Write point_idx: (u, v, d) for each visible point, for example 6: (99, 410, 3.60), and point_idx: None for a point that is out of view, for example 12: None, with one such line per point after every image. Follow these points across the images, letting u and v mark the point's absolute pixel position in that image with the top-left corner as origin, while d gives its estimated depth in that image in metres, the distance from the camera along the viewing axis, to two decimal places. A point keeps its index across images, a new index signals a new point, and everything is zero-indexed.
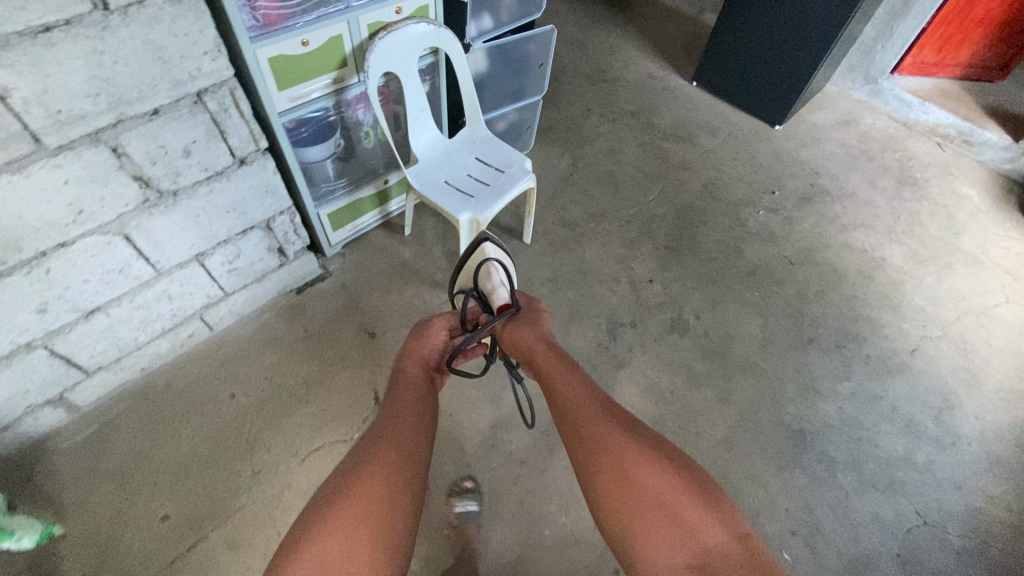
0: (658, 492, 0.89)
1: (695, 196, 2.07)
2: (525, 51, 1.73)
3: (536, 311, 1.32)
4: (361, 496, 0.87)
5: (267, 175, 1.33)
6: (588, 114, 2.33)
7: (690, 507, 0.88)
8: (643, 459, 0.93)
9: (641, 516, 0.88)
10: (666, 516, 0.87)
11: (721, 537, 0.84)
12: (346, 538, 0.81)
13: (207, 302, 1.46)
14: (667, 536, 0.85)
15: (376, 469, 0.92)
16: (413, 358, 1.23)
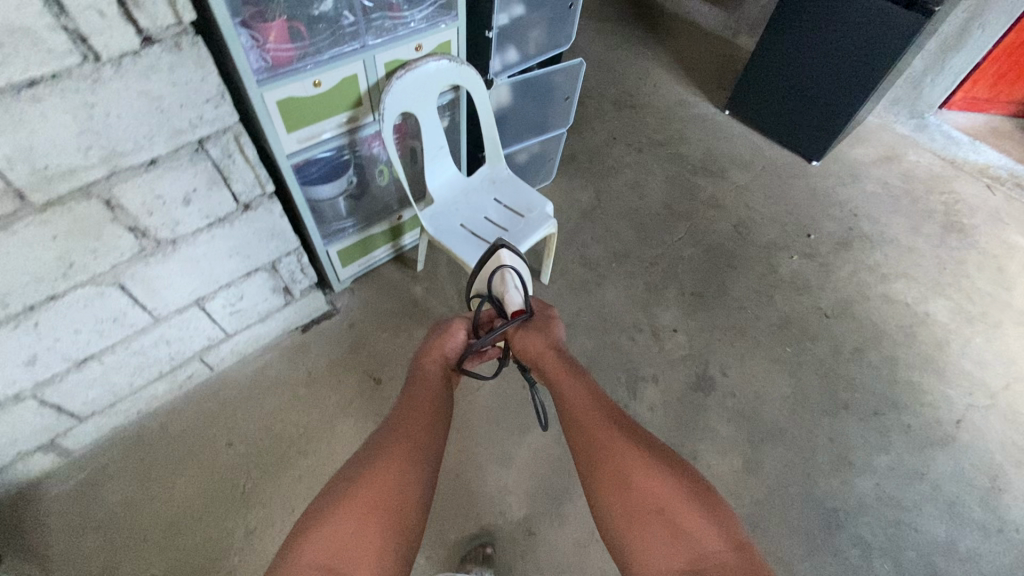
0: (656, 498, 0.86)
1: (725, 236, 1.96)
2: (551, 84, 1.64)
3: (550, 317, 1.26)
4: (370, 487, 0.89)
5: (273, 219, 1.25)
6: (613, 143, 2.23)
7: (688, 514, 0.84)
8: (641, 463, 0.91)
9: (638, 523, 0.85)
10: (664, 522, 0.84)
11: (720, 545, 0.80)
12: (355, 527, 0.84)
13: (207, 344, 1.40)
14: (663, 541, 0.82)
15: (387, 464, 0.94)
16: (429, 362, 1.20)
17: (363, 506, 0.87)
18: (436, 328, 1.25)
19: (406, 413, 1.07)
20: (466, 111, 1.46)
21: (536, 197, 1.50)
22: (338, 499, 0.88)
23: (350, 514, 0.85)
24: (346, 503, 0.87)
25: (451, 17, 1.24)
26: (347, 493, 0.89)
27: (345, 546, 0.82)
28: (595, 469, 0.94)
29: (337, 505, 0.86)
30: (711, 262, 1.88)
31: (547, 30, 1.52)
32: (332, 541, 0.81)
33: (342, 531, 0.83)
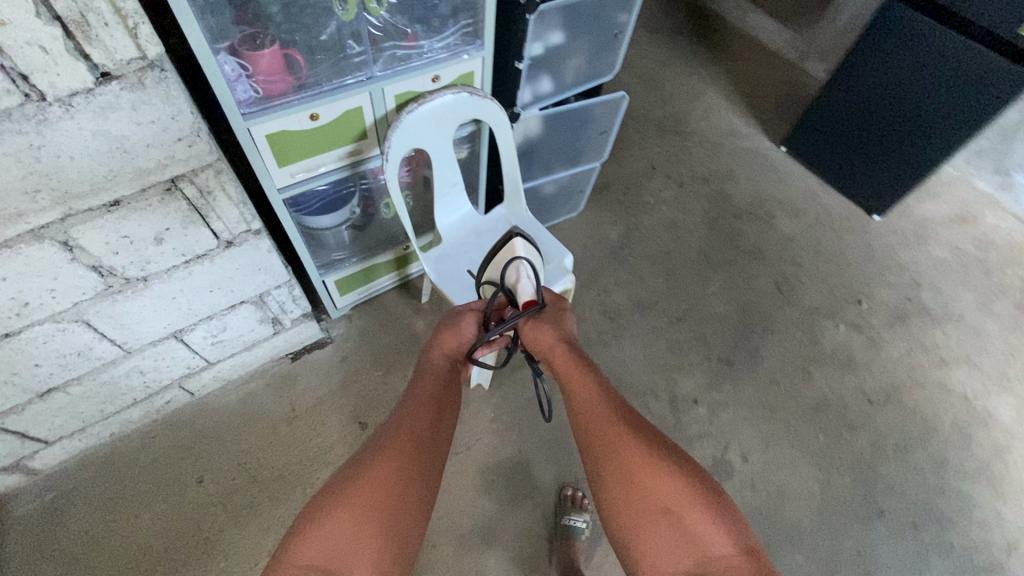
0: (663, 497, 0.82)
1: (765, 295, 1.76)
2: (588, 116, 1.46)
3: (560, 307, 1.18)
4: (368, 486, 0.84)
5: (261, 254, 1.14)
6: (653, 174, 2.03)
7: (700, 517, 0.79)
8: (652, 465, 0.86)
9: (647, 524, 0.81)
10: (674, 526, 0.79)
11: (730, 551, 0.75)
12: (352, 527, 0.79)
13: (187, 371, 1.31)
14: (672, 547, 0.78)
15: (387, 461, 0.89)
16: (439, 357, 1.13)
17: (361, 505, 0.82)
18: (447, 319, 1.17)
19: (412, 406, 1.02)
20: (487, 145, 1.31)
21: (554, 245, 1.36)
22: (335, 497, 0.82)
23: (348, 512, 0.80)
24: (342, 502, 0.82)
25: (477, 46, 1.08)
26: (343, 491, 0.84)
27: (341, 549, 0.76)
28: (604, 466, 0.90)
29: (334, 503, 0.81)
30: (746, 324, 1.69)
31: (589, 58, 1.34)
32: (327, 543, 0.76)
33: (338, 532, 0.78)
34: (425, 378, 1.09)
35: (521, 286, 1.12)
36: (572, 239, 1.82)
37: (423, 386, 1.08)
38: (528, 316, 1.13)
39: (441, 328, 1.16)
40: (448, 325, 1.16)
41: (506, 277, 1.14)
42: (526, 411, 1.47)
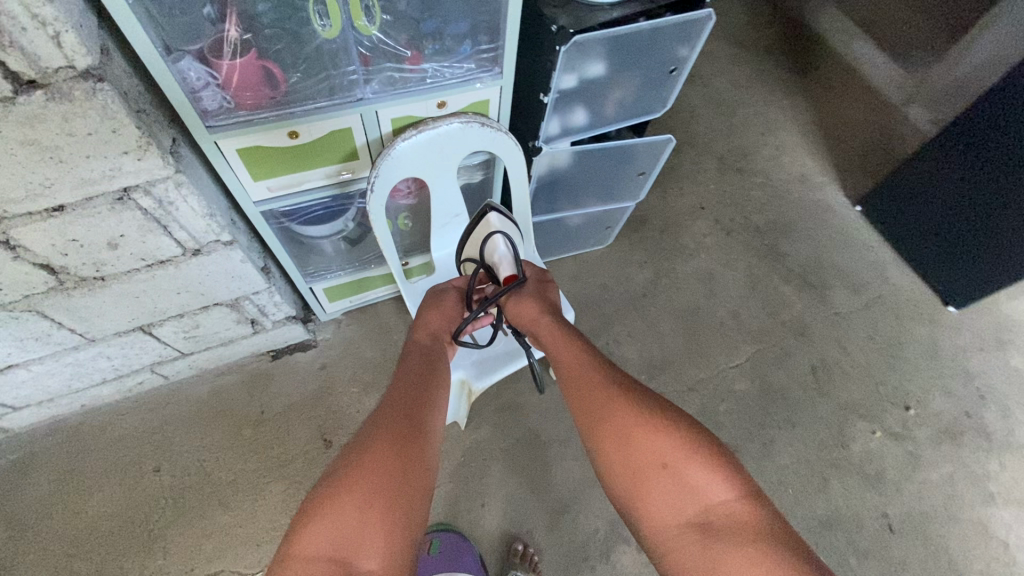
0: (660, 455, 0.81)
1: (795, 379, 1.55)
2: (629, 156, 1.28)
3: (544, 277, 1.15)
4: (368, 474, 0.79)
5: (233, 264, 1.06)
6: (699, 215, 1.82)
7: (697, 468, 0.79)
8: (646, 424, 0.85)
9: (646, 480, 0.81)
10: (673, 478, 0.79)
11: (733, 498, 0.77)
12: (357, 515, 0.75)
13: (160, 359, 1.28)
14: (674, 501, 0.78)
15: (386, 444, 0.85)
16: (422, 337, 1.07)
17: (363, 494, 0.77)
18: (431, 297, 1.12)
19: (407, 383, 0.98)
20: (500, 175, 1.16)
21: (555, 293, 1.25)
22: (333, 490, 0.77)
23: (350, 501, 0.76)
24: (341, 493, 0.77)
25: (494, 74, 0.94)
26: (341, 479, 0.79)
27: (347, 538, 0.73)
28: (599, 427, 0.88)
29: (334, 494, 0.77)
30: (766, 409, 1.50)
31: (636, 92, 1.15)
32: (334, 535, 0.73)
33: (344, 522, 0.74)
34: (413, 357, 1.03)
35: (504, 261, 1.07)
36: (592, 276, 1.65)
37: (417, 361, 1.03)
38: (511, 292, 1.09)
39: (425, 306, 1.12)
40: (432, 303, 1.11)
41: (488, 251, 1.09)
42: (499, 462, 1.36)
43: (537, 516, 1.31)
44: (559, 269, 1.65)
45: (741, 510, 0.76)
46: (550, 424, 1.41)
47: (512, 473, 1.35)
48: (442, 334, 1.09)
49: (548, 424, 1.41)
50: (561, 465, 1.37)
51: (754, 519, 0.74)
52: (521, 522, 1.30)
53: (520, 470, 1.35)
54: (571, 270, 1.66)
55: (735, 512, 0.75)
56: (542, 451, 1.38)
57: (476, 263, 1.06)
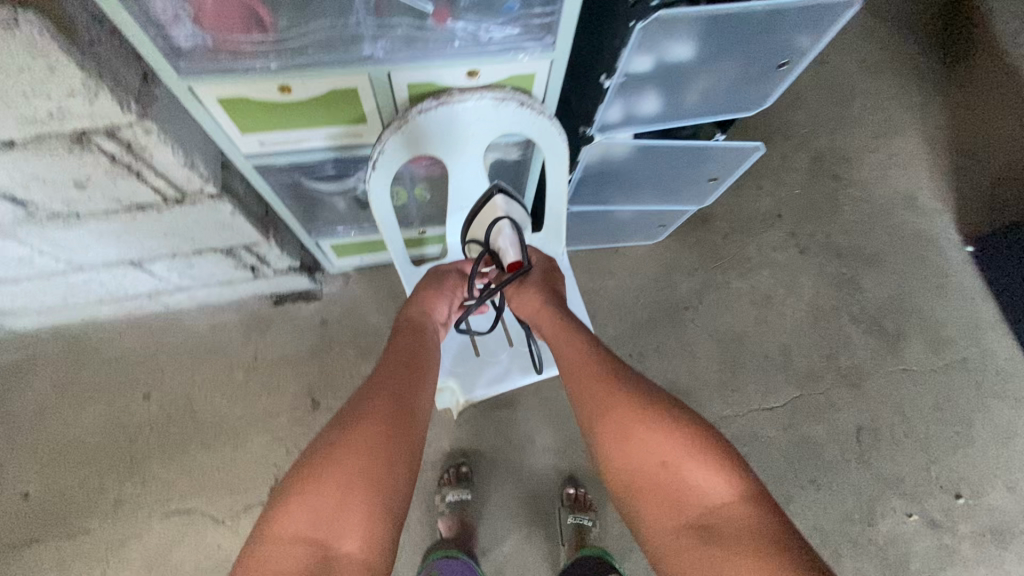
0: (660, 454, 0.76)
1: (834, 437, 1.37)
2: (702, 160, 1.05)
3: (552, 264, 1.03)
4: (353, 450, 0.72)
5: (223, 215, 0.95)
6: (773, 224, 1.56)
7: (699, 468, 0.74)
8: (650, 422, 0.79)
9: (645, 478, 0.77)
10: (673, 479, 0.75)
11: (734, 501, 0.72)
12: (340, 495, 0.69)
13: (157, 289, 1.22)
14: (671, 500, 0.75)
15: (375, 417, 0.76)
16: (416, 313, 0.93)
17: (348, 473, 0.70)
18: (431, 275, 0.97)
19: (405, 350, 0.88)
20: (540, 161, 0.99)
21: (575, 296, 1.11)
22: (315, 467, 0.71)
23: (334, 480, 0.70)
24: (323, 469, 0.70)
25: (545, 44, 0.73)
26: (324, 454, 0.72)
27: (331, 517, 0.68)
28: (598, 422, 0.83)
29: (317, 472, 0.70)
30: (791, 464, 1.34)
31: (732, 83, 0.90)
32: (316, 515, 0.67)
33: (327, 501, 0.68)
34: (407, 330, 0.90)
35: (514, 251, 0.91)
36: (631, 275, 1.46)
37: (417, 327, 0.91)
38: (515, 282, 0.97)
39: (422, 281, 0.97)
40: (430, 281, 0.96)
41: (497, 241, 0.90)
42: (486, 461, 1.28)
43: (512, 526, 1.23)
44: (596, 260, 1.47)
45: (742, 511, 0.72)
46: (549, 432, 1.30)
47: (497, 476, 1.27)
48: (437, 316, 0.95)
49: (546, 431, 1.30)
50: (552, 478, 1.27)
51: (756, 520, 0.70)
52: (495, 529, 1.23)
53: (506, 474, 1.27)
54: (609, 264, 1.47)
55: (736, 513, 0.72)
56: (533, 458, 1.28)
57: (486, 251, 0.90)
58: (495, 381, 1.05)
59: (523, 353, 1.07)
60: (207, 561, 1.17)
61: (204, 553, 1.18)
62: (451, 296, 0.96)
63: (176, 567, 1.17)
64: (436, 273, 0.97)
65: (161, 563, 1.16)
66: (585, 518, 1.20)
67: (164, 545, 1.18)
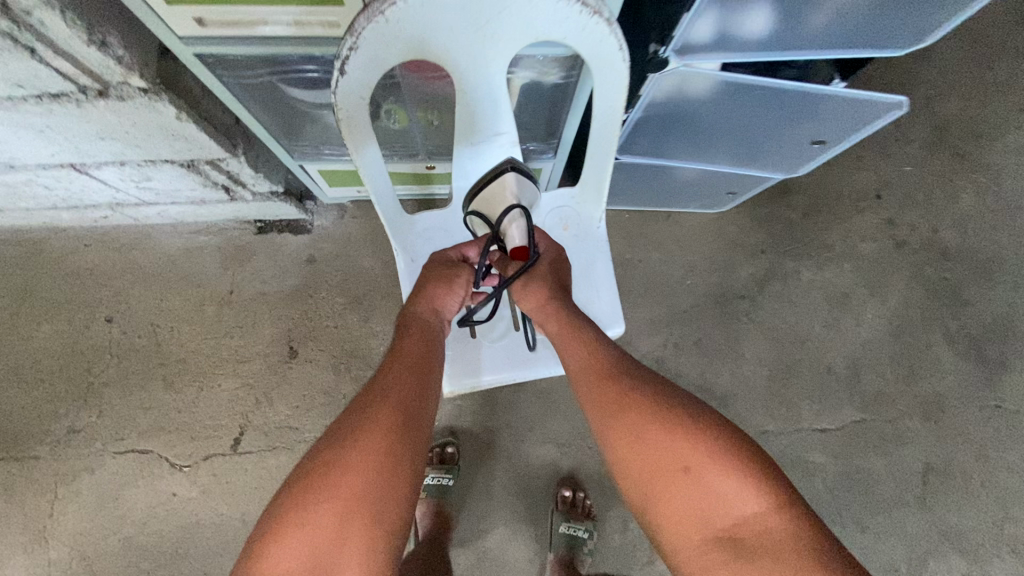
0: (674, 458, 0.59)
1: (893, 475, 1.14)
2: (813, 113, 0.75)
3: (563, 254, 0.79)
4: (351, 470, 0.57)
5: (166, 120, 0.74)
6: (868, 207, 1.25)
7: (727, 475, 0.58)
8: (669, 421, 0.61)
9: (660, 486, 0.60)
10: (690, 486, 0.58)
11: (766, 510, 0.56)
12: (337, 529, 0.54)
13: (118, 201, 1.04)
14: (694, 513, 0.58)
15: (380, 425, 0.60)
16: (425, 313, 0.73)
17: (344, 501, 0.55)
18: (433, 264, 0.76)
19: (417, 344, 0.70)
20: (589, 89, 0.73)
21: (603, 266, 0.85)
22: (307, 494, 0.56)
23: (328, 509, 0.55)
24: (316, 495, 0.55)
25: None
26: (317, 475, 0.57)
27: (325, 555, 0.53)
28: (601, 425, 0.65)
29: (308, 500, 0.55)
30: (834, 499, 1.13)
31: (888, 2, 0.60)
32: (308, 554, 0.53)
33: (321, 536, 0.54)
34: (415, 332, 0.71)
35: (521, 234, 0.72)
36: (679, 250, 1.20)
37: (429, 327, 0.72)
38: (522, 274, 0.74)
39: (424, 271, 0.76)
40: (437, 271, 0.75)
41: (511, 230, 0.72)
42: (476, 444, 1.11)
43: (496, 522, 1.08)
44: (640, 226, 1.21)
45: (778, 530, 0.56)
46: (553, 423, 1.12)
47: (486, 463, 1.10)
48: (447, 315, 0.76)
49: (550, 421, 1.12)
50: (549, 474, 1.10)
51: (795, 539, 0.55)
52: (475, 522, 1.08)
53: (497, 463, 1.10)
54: (656, 233, 1.21)
55: (768, 530, 0.56)
56: (531, 448, 1.11)
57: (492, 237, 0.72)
58: (481, 353, 0.82)
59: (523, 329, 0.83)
60: (160, 508, 1.08)
61: (157, 498, 1.08)
62: (457, 294, 0.75)
63: (127, 509, 1.07)
64: (441, 262, 0.76)
65: (112, 502, 1.07)
66: (580, 529, 1.04)
67: (116, 485, 1.08)
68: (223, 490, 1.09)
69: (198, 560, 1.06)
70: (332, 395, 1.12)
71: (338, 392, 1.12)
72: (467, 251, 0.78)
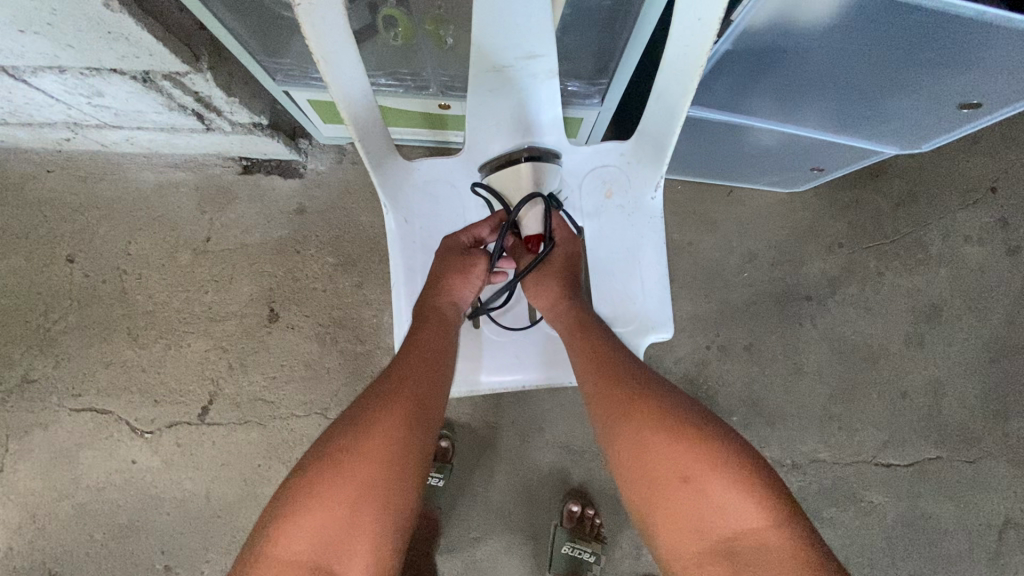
0: (672, 462, 0.47)
1: (965, 526, 0.95)
2: (978, 55, 0.54)
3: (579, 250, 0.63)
4: (365, 454, 0.47)
5: (93, 8, 0.56)
6: (979, 202, 1.01)
7: (726, 483, 0.46)
8: (668, 422, 0.49)
9: (654, 494, 0.48)
10: (685, 494, 0.46)
11: (767, 527, 0.44)
12: (346, 518, 0.45)
13: (75, 121, 0.88)
14: (693, 529, 0.46)
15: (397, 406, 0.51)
16: (445, 305, 0.58)
17: (355, 488, 0.46)
18: (445, 250, 0.60)
19: (437, 331, 0.57)
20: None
21: (652, 253, 0.65)
22: (314, 477, 0.46)
23: (337, 495, 0.46)
24: (323, 478, 0.46)
25: None
26: (323, 457, 0.48)
27: (332, 546, 0.44)
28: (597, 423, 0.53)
29: (315, 482, 0.46)
30: (891, 547, 0.95)
31: None
32: (315, 543, 0.44)
33: (329, 523, 0.45)
34: (432, 323, 0.57)
35: (538, 223, 0.59)
36: (737, 235, 1.00)
37: (450, 322, 0.58)
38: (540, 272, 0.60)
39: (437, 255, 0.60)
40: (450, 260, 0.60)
41: (528, 217, 0.59)
42: (474, 441, 0.96)
43: (489, 532, 0.93)
44: (692, 202, 1.00)
45: (782, 550, 0.43)
46: (565, 425, 0.96)
47: (484, 464, 0.95)
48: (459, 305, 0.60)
49: (561, 423, 0.96)
50: (554, 484, 0.95)
51: (800, 561, 0.43)
52: (465, 530, 0.93)
53: (496, 465, 0.95)
54: (711, 212, 1.00)
55: (769, 548, 0.44)
56: (537, 452, 0.95)
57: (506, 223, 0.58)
58: (481, 341, 0.65)
59: (542, 327, 0.65)
60: (116, 476, 0.96)
61: (114, 465, 0.96)
62: (472, 283, 0.60)
63: (80, 473, 0.95)
64: (453, 249, 0.60)
65: (65, 464, 0.95)
66: (586, 552, 0.90)
67: (69, 445, 0.96)
68: (187, 463, 0.96)
69: (155, 538, 0.95)
70: (315, 369, 0.97)
71: (321, 366, 0.97)
72: (479, 232, 0.61)
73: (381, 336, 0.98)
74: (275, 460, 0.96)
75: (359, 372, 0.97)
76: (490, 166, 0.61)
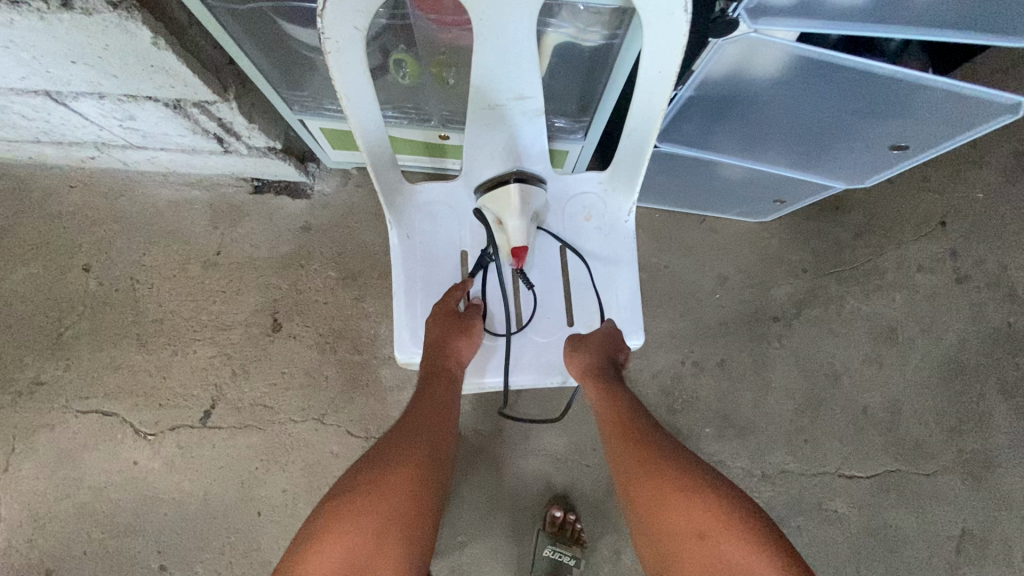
0: (692, 521, 0.55)
1: (923, 537, 1.01)
2: (905, 106, 0.63)
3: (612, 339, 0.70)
4: (388, 488, 0.56)
5: (140, 44, 0.64)
6: (930, 234, 1.11)
7: (737, 542, 0.53)
8: (685, 480, 0.58)
9: (675, 548, 0.55)
10: (703, 550, 0.54)
11: None
12: (371, 546, 0.53)
13: (103, 141, 0.95)
14: None
15: (409, 455, 0.60)
16: (451, 365, 0.68)
17: (377, 520, 0.55)
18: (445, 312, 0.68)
19: (443, 386, 0.66)
20: (638, 45, 0.61)
21: (625, 270, 0.73)
22: (344, 509, 0.55)
23: (364, 523, 0.54)
24: (353, 508, 0.55)
25: None
26: (352, 493, 0.57)
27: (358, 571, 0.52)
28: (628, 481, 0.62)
29: (345, 513, 0.55)
30: (855, 555, 1.00)
31: None
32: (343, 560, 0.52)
33: (356, 547, 0.53)
34: (440, 381, 0.66)
35: (522, 234, 0.69)
36: (711, 259, 1.08)
37: (455, 378, 0.68)
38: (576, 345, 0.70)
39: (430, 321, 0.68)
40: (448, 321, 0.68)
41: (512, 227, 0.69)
42: (462, 449, 1.01)
43: (475, 536, 0.98)
44: (669, 228, 1.09)
45: None
46: (550, 435, 1.01)
47: (472, 470, 1.00)
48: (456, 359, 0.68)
49: (546, 433, 1.01)
50: (539, 491, 1.00)
51: None
52: (452, 534, 0.98)
53: (484, 471, 1.00)
54: (686, 238, 1.09)
55: None
56: (522, 459, 1.01)
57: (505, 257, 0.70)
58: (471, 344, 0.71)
59: (527, 334, 0.72)
60: (117, 477, 0.99)
61: (115, 466, 1.00)
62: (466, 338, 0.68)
63: (82, 473, 0.99)
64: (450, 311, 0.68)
65: (67, 465, 0.99)
66: (566, 555, 0.95)
67: (73, 446, 1.00)
68: (186, 465, 1.00)
69: (153, 538, 0.98)
70: (314, 376, 1.03)
71: (319, 373, 1.03)
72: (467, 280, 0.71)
73: (379, 346, 1.04)
74: (273, 461, 1.01)
75: (356, 380, 1.03)
76: (482, 189, 0.69)
